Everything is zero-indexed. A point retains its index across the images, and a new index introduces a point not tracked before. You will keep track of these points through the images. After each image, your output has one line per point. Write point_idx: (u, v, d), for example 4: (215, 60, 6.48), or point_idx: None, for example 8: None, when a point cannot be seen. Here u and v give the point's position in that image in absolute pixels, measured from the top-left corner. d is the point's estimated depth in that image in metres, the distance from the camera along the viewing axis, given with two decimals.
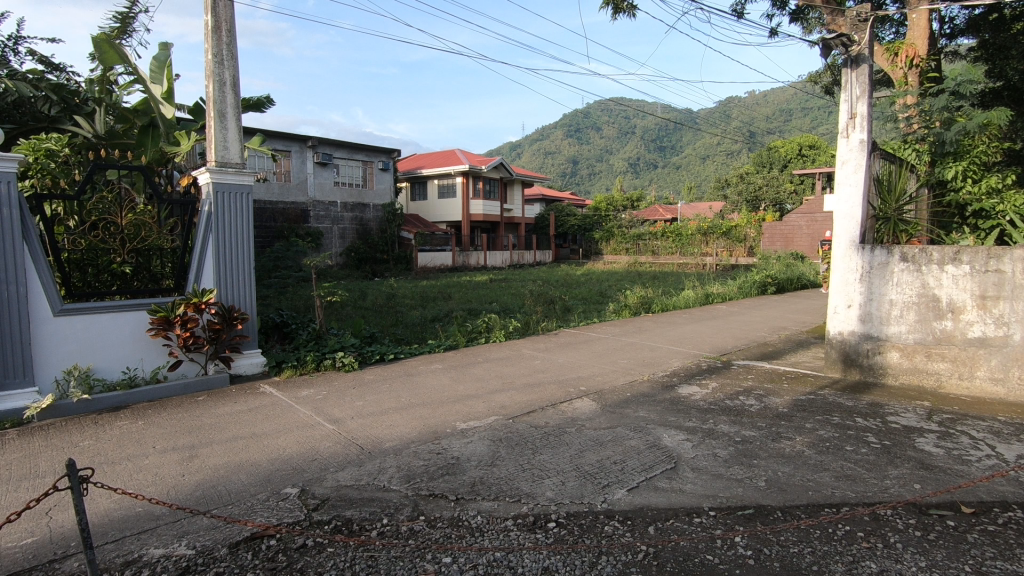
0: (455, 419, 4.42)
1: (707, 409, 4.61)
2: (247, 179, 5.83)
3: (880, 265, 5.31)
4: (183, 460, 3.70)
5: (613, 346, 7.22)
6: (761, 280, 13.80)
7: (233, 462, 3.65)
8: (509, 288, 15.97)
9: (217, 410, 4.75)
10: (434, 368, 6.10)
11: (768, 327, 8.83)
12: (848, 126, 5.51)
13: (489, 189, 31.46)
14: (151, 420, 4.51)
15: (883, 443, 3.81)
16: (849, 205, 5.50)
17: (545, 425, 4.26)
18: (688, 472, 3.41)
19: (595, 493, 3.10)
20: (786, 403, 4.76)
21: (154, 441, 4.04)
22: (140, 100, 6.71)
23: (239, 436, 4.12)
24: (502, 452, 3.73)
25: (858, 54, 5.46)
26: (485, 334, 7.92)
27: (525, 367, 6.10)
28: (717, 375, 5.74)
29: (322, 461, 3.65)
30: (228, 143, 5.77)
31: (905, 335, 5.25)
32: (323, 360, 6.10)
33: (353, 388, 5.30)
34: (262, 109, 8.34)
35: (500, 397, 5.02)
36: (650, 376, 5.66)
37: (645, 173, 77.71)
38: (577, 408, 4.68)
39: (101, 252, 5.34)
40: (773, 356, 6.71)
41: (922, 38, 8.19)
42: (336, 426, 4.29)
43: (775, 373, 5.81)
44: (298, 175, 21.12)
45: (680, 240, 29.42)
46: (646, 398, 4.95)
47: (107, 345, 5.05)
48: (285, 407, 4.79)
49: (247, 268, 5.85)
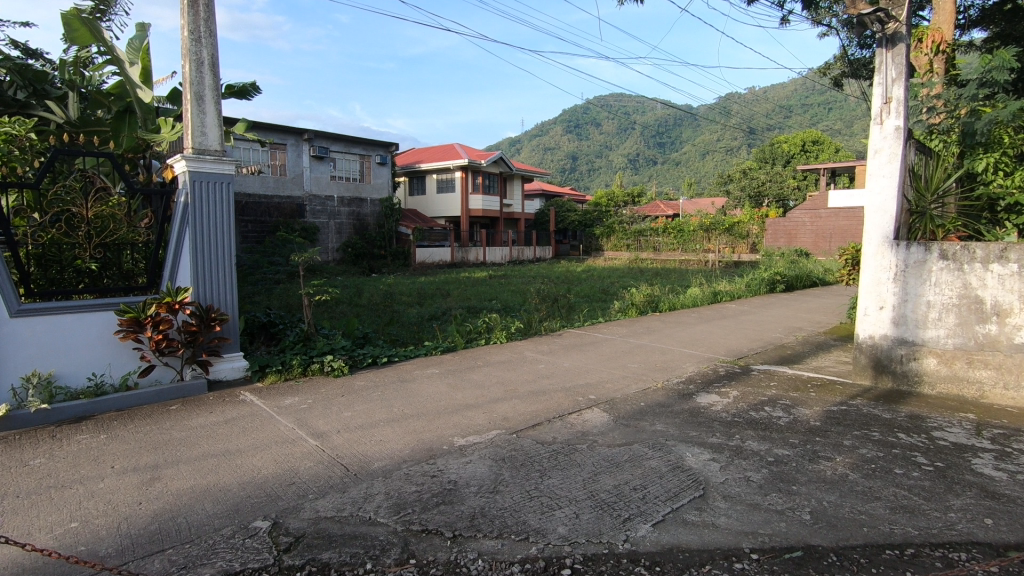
0: (452, 434, 3.97)
1: (731, 423, 4.17)
2: (227, 168, 5.37)
3: (916, 263, 4.86)
4: (144, 484, 3.25)
5: (621, 349, 6.77)
6: (769, 278, 13.33)
7: (199, 487, 3.20)
8: (509, 285, 15.49)
9: (190, 421, 4.31)
10: (430, 373, 5.65)
11: (783, 328, 8.38)
12: (882, 112, 5.05)
13: (488, 184, 30.88)
14: (115, 434, 4.06)
15: (936, 465, 3.37)
16: (883, 198, 5.05)
17: (552, 441, 3.82)
18: (719, 501, 2.97)
19: (615, 530, 2.66)
20: (817, 415, 4.33)
21: (113, 460, 3.58)
22: (114, 83, 6.32)
23: (210, 453, 3.68)
24: (505, 475, 3.28)
25: (895, 32, 5.01)
26: (485, 334, 7.47)
27: (528, 372, 5.65)
28: (736, 382, 5.30)
29: (301, 485, 3.20)
30: (206, 128, 5.29)
31: (944, 340, 4.80)
32: (310, 365, 5.64)
33: (341, 396, 4.85)
34: (248, 97, 7.90)
35: (503, 406, 4.58)
36: (664, 384, 5.22)
37: (645, 169, 77.10)
38: (587, 421, 4.24)
39: (65, 248, 4.86)
40: (794, 360, 6.27)
41: (948, 23, 7.74)
42: (320, 442, 3.84)
43: (800, 380, 5.37)
44: (294, 168, 20.60)
45: (681, 236, 28.63)
46: (663, 409, 4.49)
47: (71, 349, 4.60)
48: (265, 418, 4.35)
49: (227, 265, 5.39)
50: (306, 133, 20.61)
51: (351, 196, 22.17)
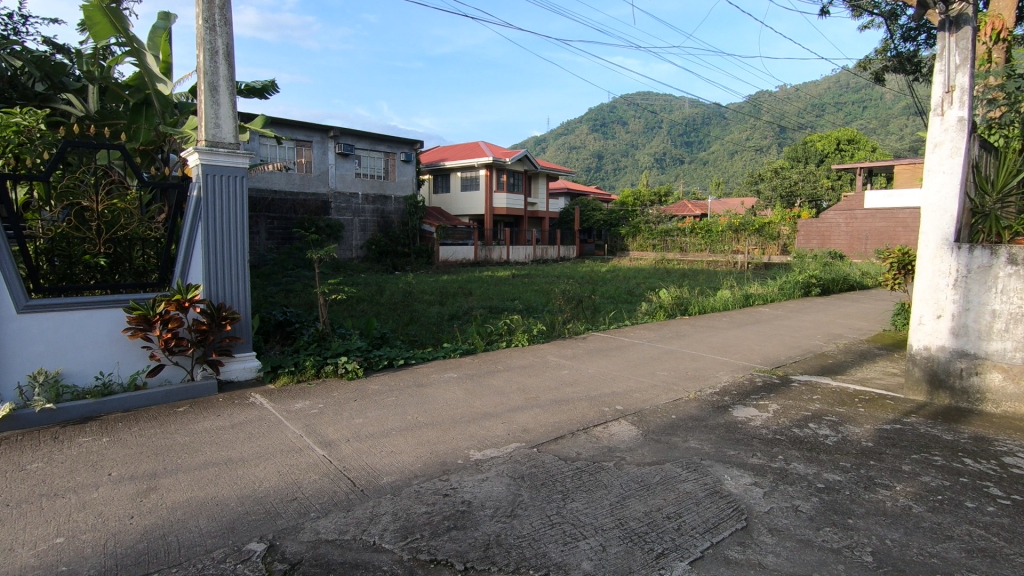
0: (467, 446, 3.70)
1: (773, 441, 3.81)
2: (241, 162, 5.19)
3: (980, 268, 4.41)
4: (139, 495, 3.05)
5: (650, 355, 6.40)
6: (804, 280, 12.74)
7: (195, 500, 2.98)
8: (533, 284, 15.18)
9: (195, 425, 4.12)
10: (448, 377, 5.38)
11: (822, 334, 7.90)
12: (943, 102, 4.61)
13: (512, 182, 30.55)
14: (118, 437, 3.89)
15: (1015, 499, 2.97)
16: (942, 196, 4.63)
17: (576, 458, 3.51)
18: (765, 536, 2.63)
19: (647, 569, 2.35)
20: (868, 434, 3.93)
21: (110, 467, 3.40)
22: (132, 74, 6.21)
23: (211, 462, 3.47)
24: (524, 496, 2.99)
25: (961, 13, 4.56)
26: (506, 336, 7.18)
27: (551, 378, 5.35)
28: (776, 394, 4.91)
29: (303, 502, 2.96)
30: (220, 121, 5.11)
31: (1011, 353, 4.33)
32: (323, 366, 5.43)
33: (353, 401, 4.63)
34: (264, 95, 7.78)
35: (523, 416, 4.29)
36: (697, 395, 4.86)
37: (672, 168, 75.89)
38: (614, 435, 3.93)
39: (75, 242, 4.72)
40: (836, 371, 5.83)
41: (1008, 8, 7.16)
42: (327, 452, 3.60)
43: (846, 393, 4.95)
44: (320, 165, 20.60)
45: (710, 236, 27.74)
46: (697, 424, 4.14)
47: (79, 347, 4.46)
48: (273, 423, 4.14)
49: (241, 262, 5.20)
50: (332, 131, 20.60)
51: (376, 193, 22.13)
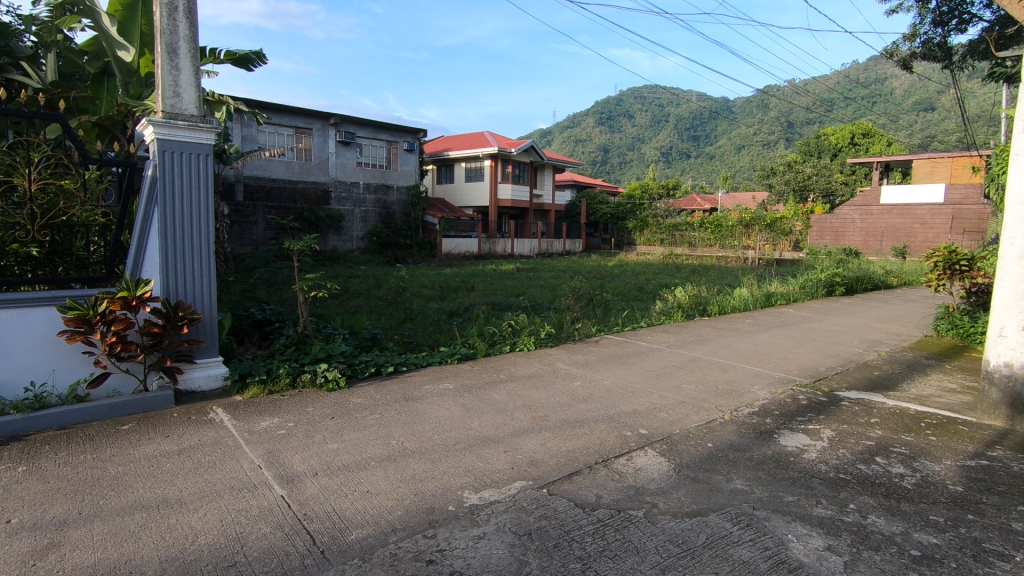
0: (463, 485, 3.00)
1: (838, 483, 3.09)
2: (206, 137, 4.47)
3: None
4: (33, 556, 2.35)
5: (672, 363, 5.67)
6: (827, 279, 11.92)
7: (104, 565, 2.30)
8: (539, 279, 14.38)
9: (137, 450, 3.42)
10: (443, 390, 4.66)
11: (859, 340, 7.15)
12: None
13: (517, 173, 29.73)
14: (37, 466, 3.19)
15: None
16: None
17: (597, 505, 2.80)
18: None
19: None
20: (952, 473, 3.21)
21: (12, 511, 2.70)
22: (89, 40, 5.62)
23: (140, 505, 2.77)
24: (531, 567, 2.29)
25: None
26: (511, 339, 6.46)
27: (562, 393, 4.63)
28: (826, 416, 4.17)
29: (243, 571, 2.27)
30: (179, 88, 4.39)
31: None
32: (300, 375, 4.73)
33: (329, 420, 3.92)
34: (248, 65, 7.07)
35: (529, 442, 3.59)
36: (733, 416, 4.15)
37: (679, 162, 74.77)
38: (642, 471, 3.22)
39: (2, 228, 4.02)
40: (887, 386, 5.09)
41: None
42: (288, 491, 2.91)
43: (907, 416, 4.21)
44: (320, 153, 19.88)
45: (719, 231, 25.76)
46: (740, 456, 3.43)
47: (8, 352, 3.78)
48: (229, 449, 3.44)
49: (204, 254, 4.48)
50: (333, 118, 19.89)
51: (377, 182, 21.38)
